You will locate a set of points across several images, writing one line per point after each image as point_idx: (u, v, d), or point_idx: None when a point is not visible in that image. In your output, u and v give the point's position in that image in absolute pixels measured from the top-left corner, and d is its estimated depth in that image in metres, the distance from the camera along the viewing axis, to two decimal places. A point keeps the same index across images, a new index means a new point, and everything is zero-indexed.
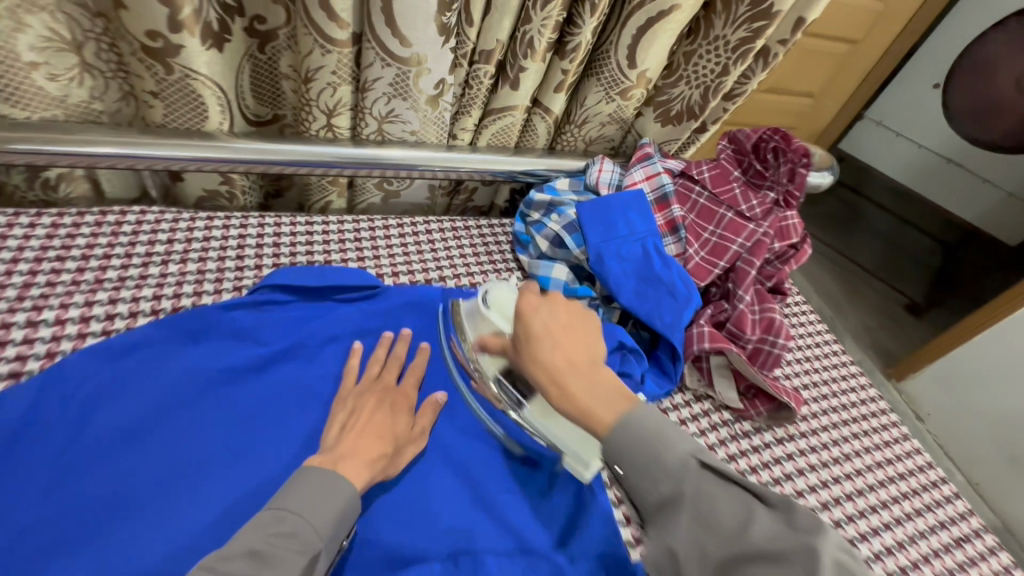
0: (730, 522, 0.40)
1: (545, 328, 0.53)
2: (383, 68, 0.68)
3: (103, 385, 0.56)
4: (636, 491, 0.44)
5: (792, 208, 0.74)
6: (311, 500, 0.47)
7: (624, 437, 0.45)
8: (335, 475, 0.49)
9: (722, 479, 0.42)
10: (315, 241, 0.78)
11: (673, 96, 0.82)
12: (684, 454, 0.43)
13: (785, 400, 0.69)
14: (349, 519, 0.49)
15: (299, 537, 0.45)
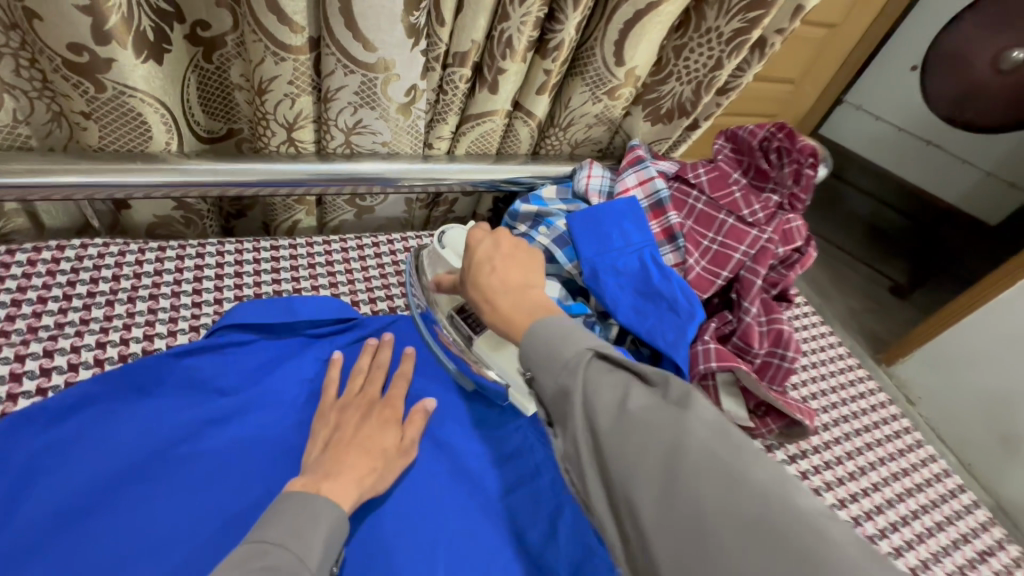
0: (611, 401, 0.38)
1: (488, 251, 0.53)
2: (346, 75, 0.61)
3: (40, 455, 0.49)
4: (535, 388, 0.42)
5: (796, 210, 0.69)
6: (295, 522, 0.43)
7: (535, 347, 0.43)
8: (319, 496, 0.46)
9: (615, 368, 0.40)
10: (283, 268, 0.71)
11: (663, 94, 0.76)
12: (582, 347, 0.41)
13: (798, 417, 0.64)
14: (338, 542, 0.45)
15: (285, 569, 0.40)
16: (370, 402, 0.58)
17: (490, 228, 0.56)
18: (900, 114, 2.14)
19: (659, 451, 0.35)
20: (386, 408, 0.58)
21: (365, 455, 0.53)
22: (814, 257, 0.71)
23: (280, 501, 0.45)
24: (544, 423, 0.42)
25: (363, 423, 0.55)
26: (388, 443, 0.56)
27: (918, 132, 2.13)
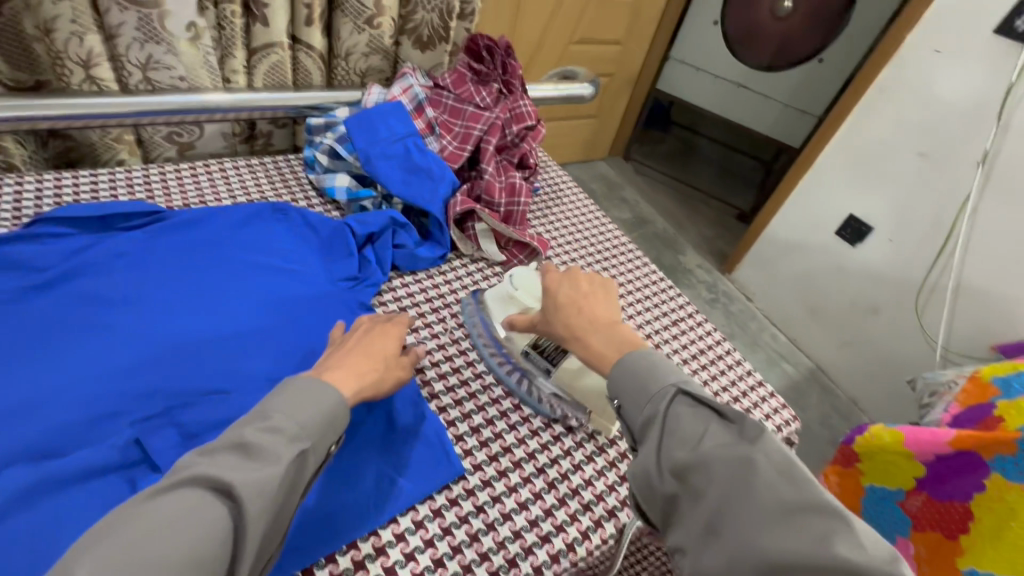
0: (693, 435, 0.46)
1: (570, 296, 0.61)
2: (122, 12, 0.76)
3: None
4: (626, 417, 0.50)
5: (519, 96, 0.92)
6: (304, 401, 0.46)
7: (626, 378, 0.51)
8: (324, 385, 0.48)
9: (698, 403, 0.48)
10: (101, 186, 0.83)
11: (418, 22, 0.96)
12: (668, 384, 0.49)
13: (532, 243, 0.85)
14: (337, 424, 0.48)
15: (283, 433, 0.44)
16: (372, 325, 0.62)
17: (563, 274, 0.64)
18: (714, 63, 2.38)
19: (726, 480, 0.42)
20: (389, 334, 0.61)
21: (365, 357, 0.57)
22: (543, 133, 0.95)
23: (293, 378, 0.48)
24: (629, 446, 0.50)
25: (369, 344, 0.58)
26: (385, 361, 0.59)
27: (732, 76, 2.37)
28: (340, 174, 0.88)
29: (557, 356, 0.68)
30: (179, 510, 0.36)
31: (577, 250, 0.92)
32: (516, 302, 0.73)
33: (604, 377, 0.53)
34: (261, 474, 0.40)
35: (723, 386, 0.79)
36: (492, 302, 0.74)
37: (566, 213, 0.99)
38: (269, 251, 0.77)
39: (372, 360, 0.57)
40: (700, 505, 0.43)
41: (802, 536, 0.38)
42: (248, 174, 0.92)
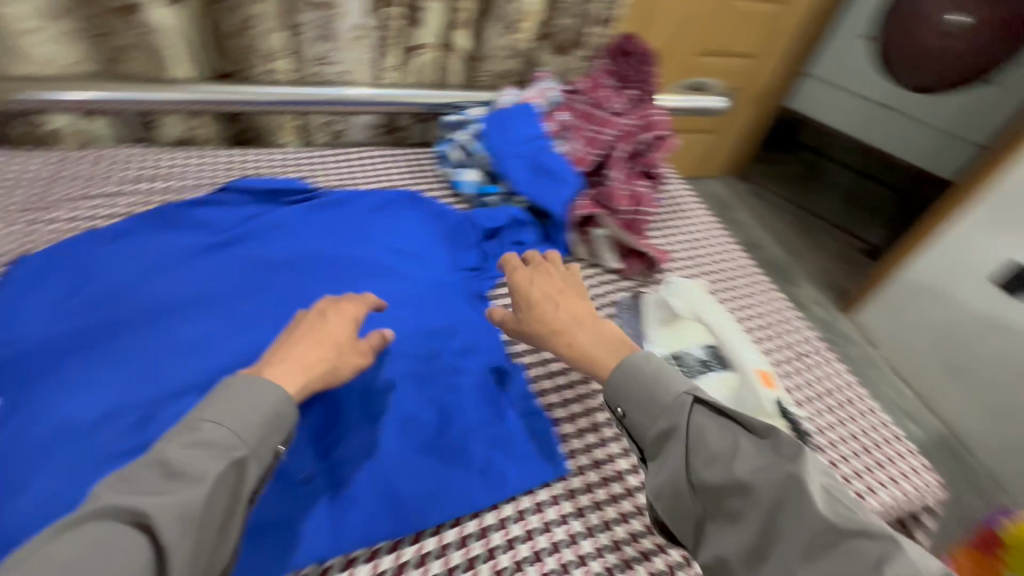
0: (722, 450, 0.48)
1: (545, 293, 0.65)
2: (308, 13, 0.85)
3: (92, 257, 0.69)
4: (638, 427, 0.53)
5: (651, 103, 0.90)
6: (240, 407, 0.44)
7: (640, 387, 0.54)
8: (256, 381, 0.46)
9: (717, 416, 0.50)
10: (270, 165, 0.94)
11: (558, 28, 0.99)
12: (680, 393, 0.52)
13: (651, 254, 0.85)
14: (281, 423, 0.46)
15: (216, 445, 0.42)
16: (324, 308, 0.58)
17: (540, 269, 0.68)
18: (860, 81, 2.17)
19: (766, 500, 0.44)
20: (343, 314, 0.58)
21: (316, 346, 0.54)
22: (674, 143, 0.92)
23: (228, 382, 0.46)
24: (640, 456, 0.53)
25: (320, 330, 0.55)
26: (340, 347, 0.55)
27: (878, 96, 2.15)
28: (470, 169, 0.93)
29: (726, 367, 0.64)
30: (82, 545, 0.34)
31: (697, 268, 0.88)
32: (669, 308, 0.72)
33: (612, 387, 0.55)
34: (180, 496, 0.38)
35: (852, 433, 0.71)
36: (649, 307, 0.73)
37: (686, 227, 0.95)
38: (400, 234, 0.83)
39: (324, 347, 0.54)
40: (738, 524, 0.45)
41: (853, 562, 0.39)
42: (388, 163, 1.00)
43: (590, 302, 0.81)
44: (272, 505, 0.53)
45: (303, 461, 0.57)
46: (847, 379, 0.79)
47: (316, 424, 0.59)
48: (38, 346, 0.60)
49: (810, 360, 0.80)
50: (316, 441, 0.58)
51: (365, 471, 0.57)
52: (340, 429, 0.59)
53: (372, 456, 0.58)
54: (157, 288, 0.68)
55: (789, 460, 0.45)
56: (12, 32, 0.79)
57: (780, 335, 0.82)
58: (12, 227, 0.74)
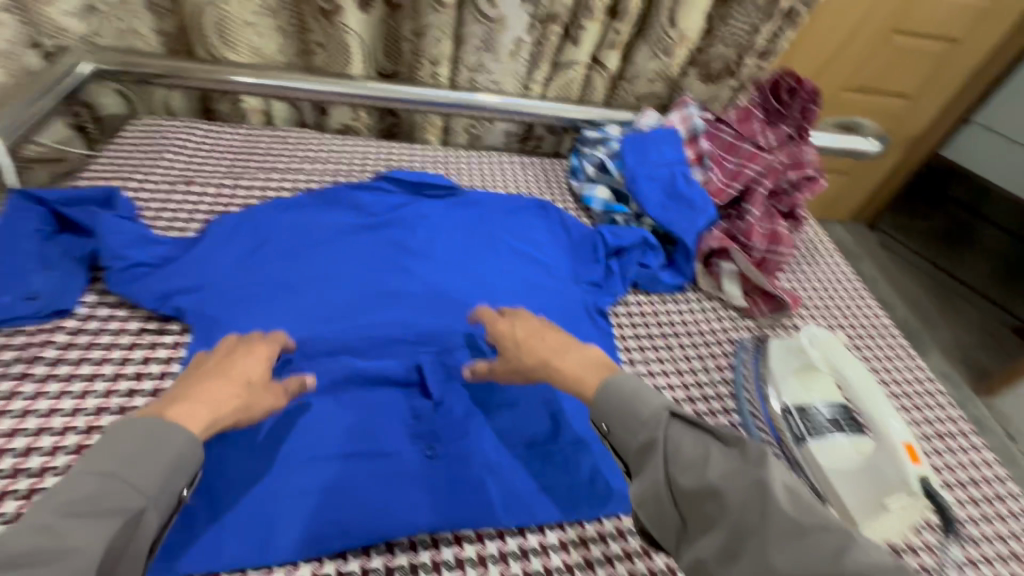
0: (694, 458, 0.47)
1: (529, 331, 0.63)
2: (476, 25, 0.92)
3: (273, 224, 0.80)
4: (619, 442, 0.51)
5: (805, 140, 0.85)
6: (145, 461, 0.43)
7: (616, 404, 0.52)
8: (167, 424, 0.46)
9: (691, 427, 0.50)
10: (416, 159, 1.02)
11: (713, 57, 0.97)
12: (658, 408, 0.51)
13: (783, 298, 0.80)
14: (187, 470, 0.46)
15: (117, 499, 0.41)
16: (235, 346, 0.59)
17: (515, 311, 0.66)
18: None
19: (737, 504, 0.43)
20: (257, 355, 0.59)
21: (227, 383, 0.53)
22: (822, 185, 0.86)
23: (127, 424, 0.45)
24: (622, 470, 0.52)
25: (232, 369, 0.55)
26: (250, 385, 0.55)
27: None
28: (601, 186, 0.95)
29: (859, 432, 0.61)
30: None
31: (829, 321, 0.82)
32: (804, 358, 0.68)
33: (599, 404, 0.53)
34: (77, 558, 0.37)
35: (999, 534, 0.63)
36: (778, 352, 0.70)
37: (824, 273, 0.89)
38: (529, 241, 0.87)
39: (235, 386, 0.54)
40: (712, 527, 0.44)
41: (814, 554, 0.39)
42: (520, 171, 1.04)
43: (709, 336, 0.80)
44: (401, 474, 0.60)
45: (430, 440, 0.64)
46: (999, 476, 0.69)
47: (444, 411, 0.66)
48: (226, 294, 0.70)
49: (953, 445, 0.71)
50: (443, 424, 0.65)
51: (482, 461, 0.62)
52: (464, 419, 0.65)
53: (489, 448, 0.64)
54: (322, 261, 0.77)
55: (758, 467, 0.44)
56: (237, 25, 0.94)
57: (920, 410, 0.74)
58: (212, 190, 0.88)
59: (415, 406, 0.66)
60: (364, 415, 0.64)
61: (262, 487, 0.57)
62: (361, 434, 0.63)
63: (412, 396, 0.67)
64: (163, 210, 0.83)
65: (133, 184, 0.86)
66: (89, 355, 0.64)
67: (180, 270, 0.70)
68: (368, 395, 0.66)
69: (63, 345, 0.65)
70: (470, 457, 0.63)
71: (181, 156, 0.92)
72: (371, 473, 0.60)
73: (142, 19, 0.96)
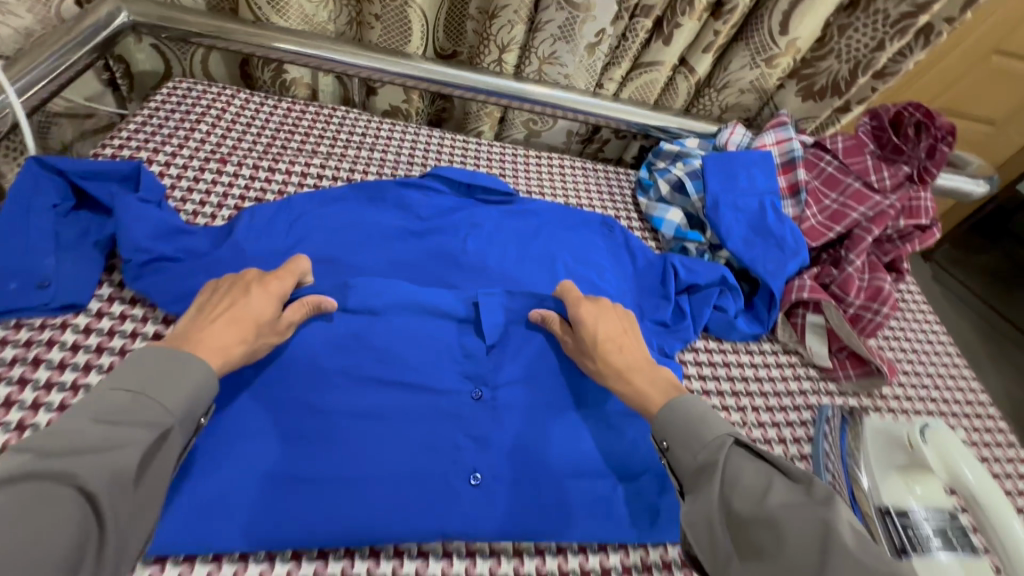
0: (755, 488, 0.46)
1: (610, 332, 0.62)
2: (556, 11, 0.80)
3: (312, 219, 0.71)
4: (677, 461, 0.51)
5: (927, 185, 0.73)
6: (175, 382, 0.45)
7: (679, 424, 0.52)
8: (187, 354, 0.47)
9: (753, 455, 0.49)
10: (469, 154, 0.92)
11: (820, 70, 0.83)
12: (724, 434, 0.50)
13: (878, 365, 0.70)
14: (208, 398, 0.47)
15: (145, 416, 0.42)
16: (251, 283, 0.57)
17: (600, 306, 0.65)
18: None
19: (795, 538, 0.42)
20: (268, 292, 0.57)
21: (235, 325, 0.52)
22: (937, 238, 0.75)
23: (145, 353, 0.46)
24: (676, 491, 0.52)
25: (241, 309, 0.54)
26: (258, 328, 0.54)
27: None
28: (674, 208, 0.84)
29: (971, 551, 0.53)
30: (20, 502, 0.34)
31: (920, 392, 0.73)
32: (911, 455, 0.57)
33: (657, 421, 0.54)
34: (114, 461, 0.38)
35: None
36: (872, 440, 0.60)
37: (919, 335, 0.78)
38: (589, 263, 0.77)
39: (244, 330, 0.52)
40: (763, 558, 0.43)
41: None
42: (581, 178, 0.93)
43: (787, 400, 0.71)
44: (449, 416, 0.61)
45: (479, 382, 0.64)
46: None
47: (495, 355, 0.66)
48: None
49: None
50: (493, 365, 0.65)
51: (528, 415, 0.63)
52: (514, 366, 0.66)
53: (536, 399, 0.65)
54: (364, 268, 0.70)
55: (823, 505, 0.43)
56: None
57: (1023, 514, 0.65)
58: (248, 172, 0.80)
59: (466, 344, 0.66)
60: (414, 348, 0.64)
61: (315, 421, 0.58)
62: (411, 369, 0.63)
63: (464, 332, 0.66)
64: (192, 191, 0.75)
65: (162, 157, 0.78)
66: (97, 363, 0.57)
67: (206, 267, 0.62)
68: (420, 328, 0.65)
69: (69, 347, 0.57)
70: (517, 407, 0.63)
71: (216, 129, 0.84)
72: (420, 411, 0.61)
73: None
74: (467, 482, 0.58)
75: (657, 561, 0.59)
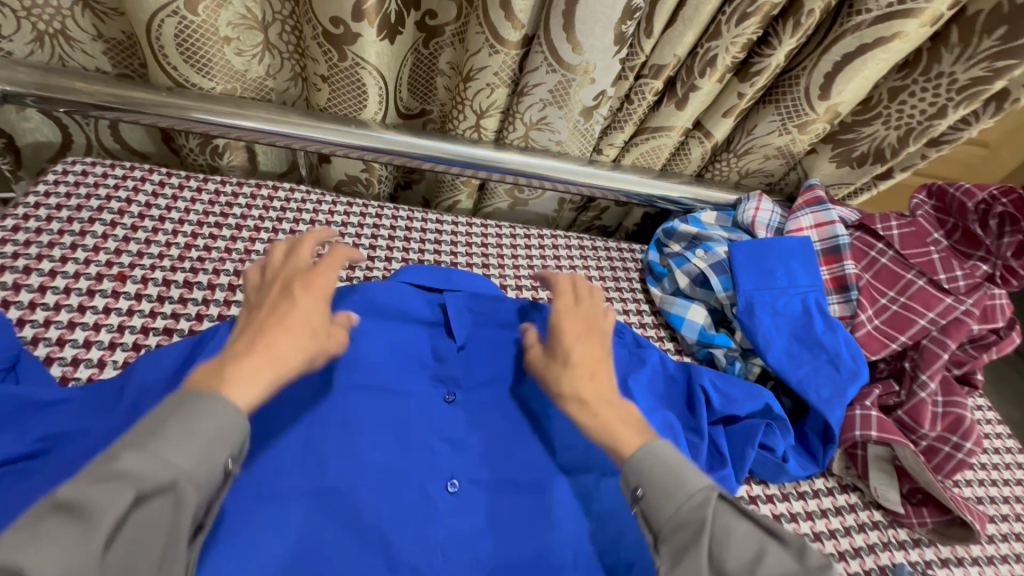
0: (744, 559, 0.35)
1: (587, 358, 0.52)
2: (547, 73, 0.65)
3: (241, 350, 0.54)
4: (653, 516, 0.39)
5: (1008, 287, 0.60)
6: (181, 433, 0.34)
7: (656, 472, 0.40)
8: (207, 394, 0.36)
9: (746, 515, 0.37)
10: (443, 240, 0.76)
11: (862, 136, 0.69)
12: (707, 487, 0.39)
13: (967, 518, 0.56)
14: (230, 442, 0.36)
15: (136, 475, 0.31)
16: (290, 281, 0.48)
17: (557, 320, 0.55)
18: None
19: None
20: (313, 294, 0.47)
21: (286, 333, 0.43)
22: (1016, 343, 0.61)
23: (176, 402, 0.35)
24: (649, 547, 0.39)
25: (291, 312, 0.45)
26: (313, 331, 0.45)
27: None
28: (696, 305, 0.70)
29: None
30: None
31: (1004, 534, 0.60)
32: None
33: (633, 465, 0.42)
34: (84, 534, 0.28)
35: None
36: None
37: (994, 453, 0.66)
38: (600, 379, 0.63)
39: (296, 332, 0.44)
40: None
41: None
42: (579, 261, 0.78)
43: (854, 563, 0.56)
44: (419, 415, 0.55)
45: (452, 382, 0.58)
46: None
47: (467, 358, 0.60)
48: None
49: None
50: (465, 368, 0.59)
51: (503, 417, 0.57)
52: (487, 365, 0.60)
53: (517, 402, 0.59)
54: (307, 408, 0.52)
55: None
56: (212, 42, 0.67)
57: None
58: (155, 290, 0.61)
59: (436, 347, 0.60)
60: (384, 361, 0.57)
61: (265, 436, 0.49)
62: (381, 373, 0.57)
63: (437, 333, 0.61)
64: (76, 326, 0.57)
65: (35, 278, 0.59)
66: None
67: (82, 453, 0.44)
68: (388, 329, 0.59)
69: None
70: (488, 413, 0.57)
71: (116, 230, 0.65)
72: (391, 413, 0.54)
73: (76, 20, 0.68)
74: (443, 492, 0.51)
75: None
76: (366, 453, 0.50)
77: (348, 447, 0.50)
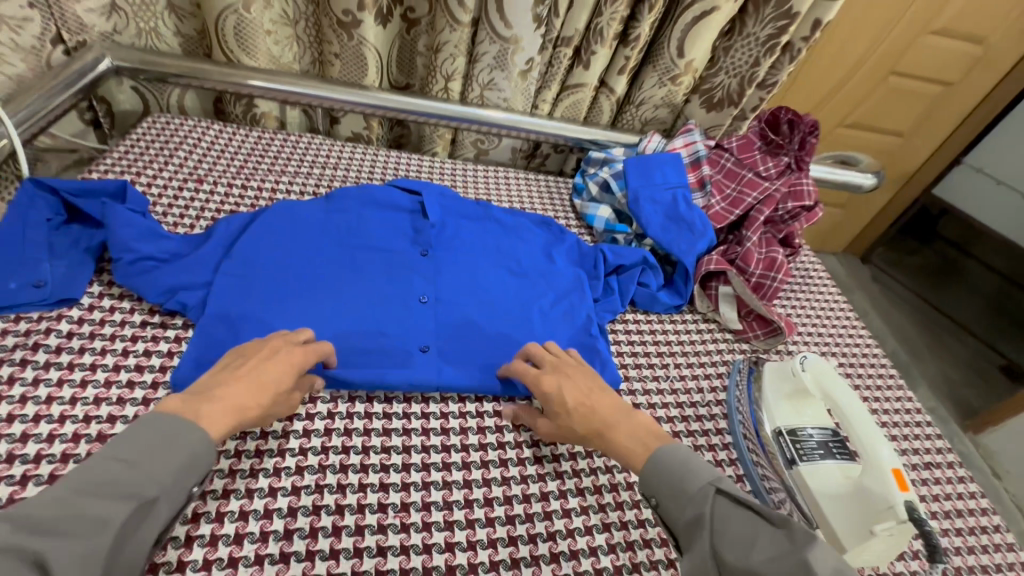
0: (740, 538, 0.46)
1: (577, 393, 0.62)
2: (490, 44, 0.94)
3: (276, 223, 0.78)
4: (668, 516, 0.52)
5: (804, 172, 0.90)
6: (160, 451, 0.45)
7: (661, 476, 0.53)
8: (173, 417, 0.47)
9: (739, 504, 0.49)
10: (423, 169, 1.05)
11: (716, 85, 0.99)
12: (706, 483, 0.51)
13: (779, 324, 0.82)
14: (200, 466, 0.47)
15: (126, 487, 0.42)
16: (278, 348, 0.58)
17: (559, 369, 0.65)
18: None
19: None
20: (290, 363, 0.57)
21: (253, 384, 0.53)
22: (820, 216, 0.89)
23: (150, 420, 0.46)
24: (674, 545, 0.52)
25: (261, 370, 0.55)
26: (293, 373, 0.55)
27: None
28: (604, 206, 0.97)
29: (848, 457, 0.63)
30: None
31: (817, 344, 0.86)
32: (797, 382, 0.69)
33: (642, 476, 0.54)
34: (81, 539, 0.39)
35: (974, 546, 0.67)
36: (770, 379, 0.72)
37: (819, 300, 0.93)
38: (533, 252, 0.87)
39: (257, 394, 0.53)
40: None
41: None
42: (524, 185, 1.06)
43: (705, 357, 0.81)
44: (402, 266, 0.79)
45: (425, 248, 0.83)
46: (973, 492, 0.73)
47: (438, 230, 0.85)
48: (229, 297, 0.69)
49: (929, 460, 0.75)
50: (436, 239, 0.84)
51: (461, 269, 0.81)
52: (451, 239, 0.85)
53: (471, 262, 0.83)
54: (325, 258, 0.77)
55: (799, 550, 0.44)
56: (258, 35, 0.96)
57: (900, 429, 0.78)
58: (223, 190, 0.90)
59: (416, 226, 0.85)
60: (378, 234, 0.82)
61: (298, 272, 0.74)
62: (376, 241, 0.81)
63: (415, 219, 0.86)
64: (173, 208, 0.85)
65: (144, 179, 0.88)
66: (112, 347, 0.64)
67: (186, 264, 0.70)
68: (381, 215, 0.84)
69: (87, 335, 0.64)
70: (453, 261, 0.82)
71: (194, 155, 0.94)
72: (381, 265, 0.79)
73: (165, 21, 0.98)
74: (417, 301, 0.76)
75: (606, 485, 0.66)
76: (366, 281, 0.76)
77: (353, 276, 0.76)
